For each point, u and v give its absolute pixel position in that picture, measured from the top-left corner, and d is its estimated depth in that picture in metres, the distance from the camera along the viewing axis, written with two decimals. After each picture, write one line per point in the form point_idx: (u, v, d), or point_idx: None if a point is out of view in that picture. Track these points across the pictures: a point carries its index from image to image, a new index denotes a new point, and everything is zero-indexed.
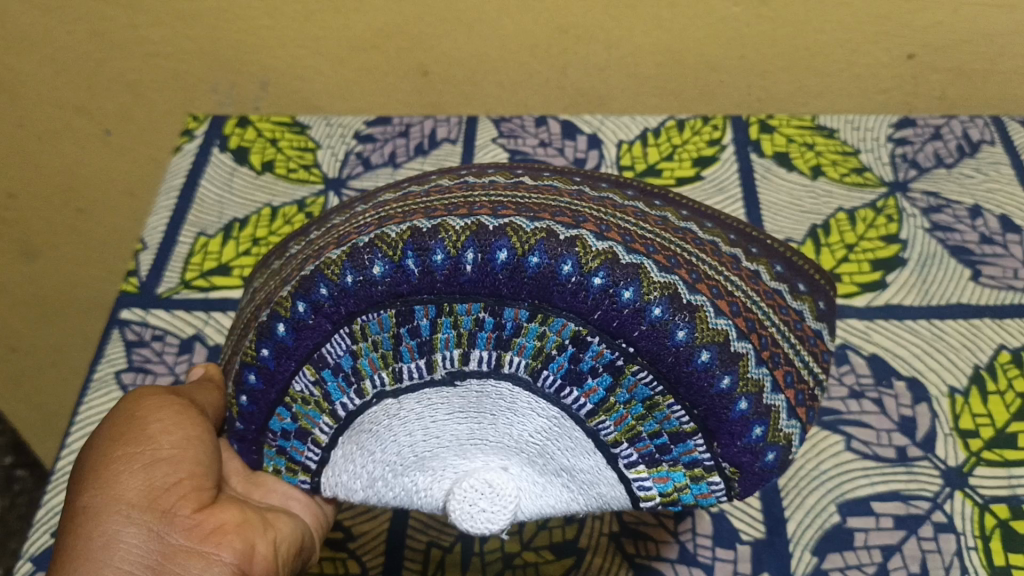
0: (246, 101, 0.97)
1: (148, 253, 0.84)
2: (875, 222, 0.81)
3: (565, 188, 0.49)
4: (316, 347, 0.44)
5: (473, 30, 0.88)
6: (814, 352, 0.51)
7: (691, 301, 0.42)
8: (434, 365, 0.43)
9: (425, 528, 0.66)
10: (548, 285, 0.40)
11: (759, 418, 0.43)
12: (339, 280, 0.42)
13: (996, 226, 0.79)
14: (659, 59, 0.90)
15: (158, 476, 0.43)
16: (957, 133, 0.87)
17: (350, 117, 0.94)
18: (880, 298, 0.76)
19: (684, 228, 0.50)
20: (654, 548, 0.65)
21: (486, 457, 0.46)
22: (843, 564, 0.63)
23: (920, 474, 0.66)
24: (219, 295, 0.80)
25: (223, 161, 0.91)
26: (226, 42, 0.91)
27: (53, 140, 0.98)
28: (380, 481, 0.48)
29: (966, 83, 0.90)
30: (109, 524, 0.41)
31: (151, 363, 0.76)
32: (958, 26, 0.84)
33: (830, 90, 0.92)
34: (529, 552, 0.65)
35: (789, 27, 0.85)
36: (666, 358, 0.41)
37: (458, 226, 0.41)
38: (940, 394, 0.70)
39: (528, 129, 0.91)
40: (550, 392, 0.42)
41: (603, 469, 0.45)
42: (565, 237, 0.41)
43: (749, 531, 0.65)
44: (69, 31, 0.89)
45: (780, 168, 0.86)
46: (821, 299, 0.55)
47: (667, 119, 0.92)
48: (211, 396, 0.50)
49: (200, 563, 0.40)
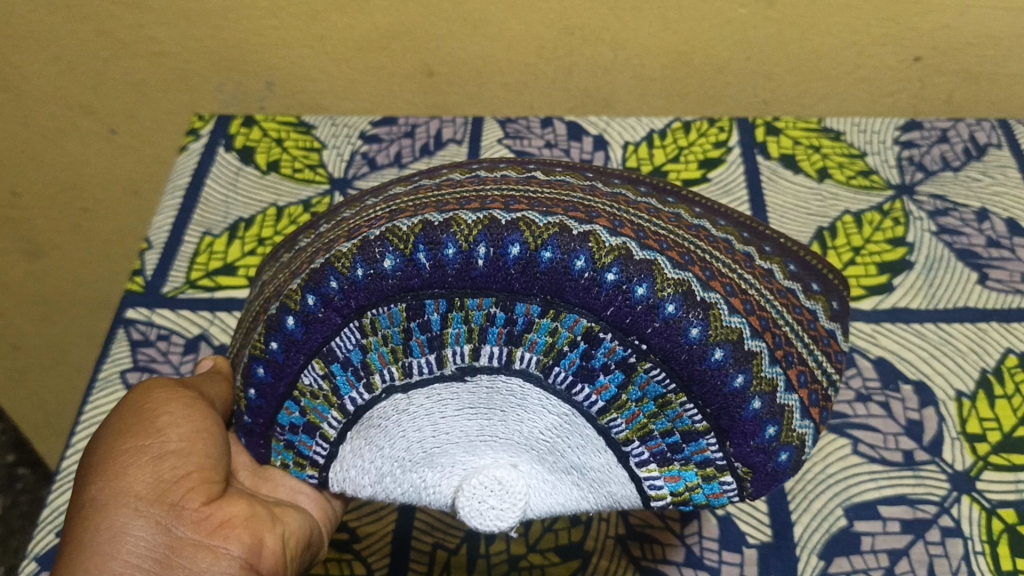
0: (250, 101, 0.97)
1: (154, 253, 0.84)
2: (882, 225, 0.80)
3: (577, 183, 0.49)
4: (325, 341, 0.43)
5: (479, 31, 0.88)
6: (827, 352, 0.51)
7: (705, 298, 0.41)
8: (445, 361, 0.43)
9: (431, 529, 0.66)
10: (561, 281, 0.40)
11: (772, 417, 0.43)
12: (349, 273, 0.42)
13: (1002, 230, 0.79)
14: (665, 60, 0.90)
15: (166, 469, 0.42)
16: (964, 137, 0.87)
17: (355, 118, 0.94)
18: (888, 301, 0.75)
19: (696, 225, 0.50)
20: (660, 552, 0.64)
21: (495, 453, 0.46)
22: (850, 569, 0.62)
23: (927, 479, 0.66)
24: (224, 295, 0.80)
25: (229, 161, 0.91)
26: (230, 42, 0.91)
27: (57, 138, 0.98)
28: (388, 477, 0.48)
29: (972, 86, 0.90)
30: (116, 517, 0.40)
31: (156, 363, 0.76)
32: (964, 30, 0.84)
33: (836, 93, 0.92)
34: (534, 554, 0.64)
35: (795, 30, 0.85)
36: (679, 355, 0.41)
37: (470, 220, 0.41)
38: (948, 397, 0.70)
39: (534, 130, 0.91)
40: (560, 389, 0.42)
41: (614, 468, 0.44)
42: (578, 232, 0.41)
43: (755, 534, 0.65)
44: (74, 30, 0.89)
45: (786, 170, 0.85)
46: (833, 299, 0.55)
47: (674, 121, 0.92)
48: (218, 389, 0.50)
49: (208, 557, 0.40)
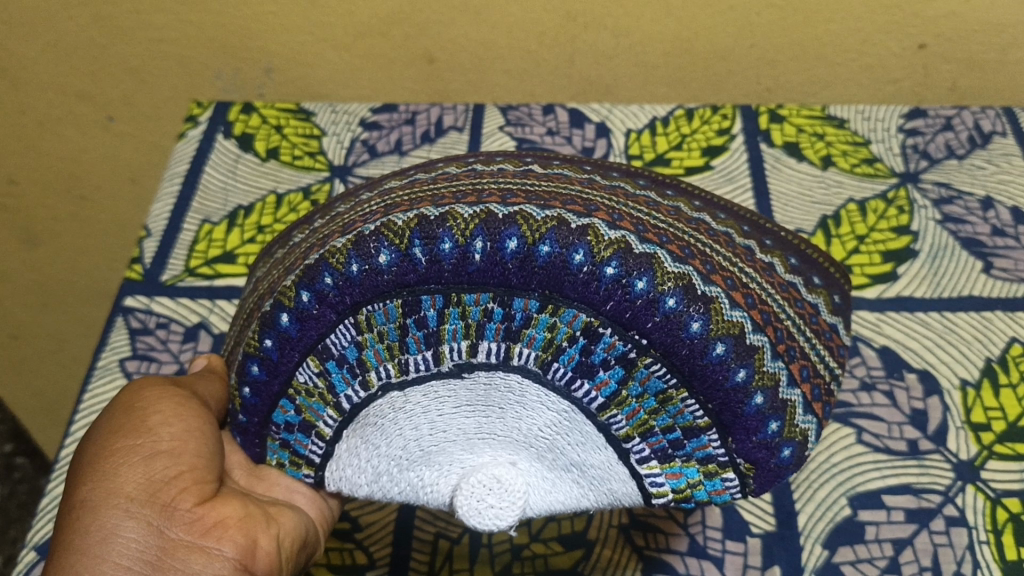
0: (248, 88, 0.96)
1: (152, 240, 0.83)
2: (886, 213, 0.79)
3: (575, 177, 0.48)
4: (320, 338, 0.43)
5: (480, 17, 0.87)
6: (829, 347, 0.50)
7: (706, 292, 0.41)
8: (442, 357, 0.42)
9: (433, 519, 0.66)
10: (559, 275, 0.40)
11: (775, 413, 0.43)
12: (344, 269, 0.41)
13: (1007, 218, 0.78)
14: (668, 47, 0.89)
15: (158, 469, 0.42)
16: (969, 124, 0.86)
17: (355, 104, 0.93)
18: (892, 289, 0.75)
19: (697, 219, 0.49)
20: (663, 541, 0.64)
21: (494, 451, 0.46)
22: (854, 558, 0.62)
23: (932, 468, 0.65)
24: (224, 282, 0.79)
25: (228, 148, 0.90)
26: (228, 29, 0.90)
27: (55, 125, 0.98)
28: (385, 476, 0.47)
29: (978, 73, 0.89)
30: (108, 518, 0.40)
31: (156, 351, 0.75)
32: (971, 17, 0.83)
33: (841, 80, 0.90)
34: (538, 544, 0.64)
35: (799, 17, 0.84)
36: (680, 351, 0.40)
37: (466, 214, 0.40)
38: (952, 386, 0.69)
39: (536, 117, 0.90)
40: (559, 385, 0.42)
41: (614, 465, 0.44)
42: (577, 226, 0.40)
43: (760, 524, 0.64)
44: (71, 16, 0.88)
45: (790, 158, 0.84)
46: (835, 294, 0.54)
47: (676, 109, 0.91)
48: (212, 386, 0.50)
49: (201, 558, 0.40)
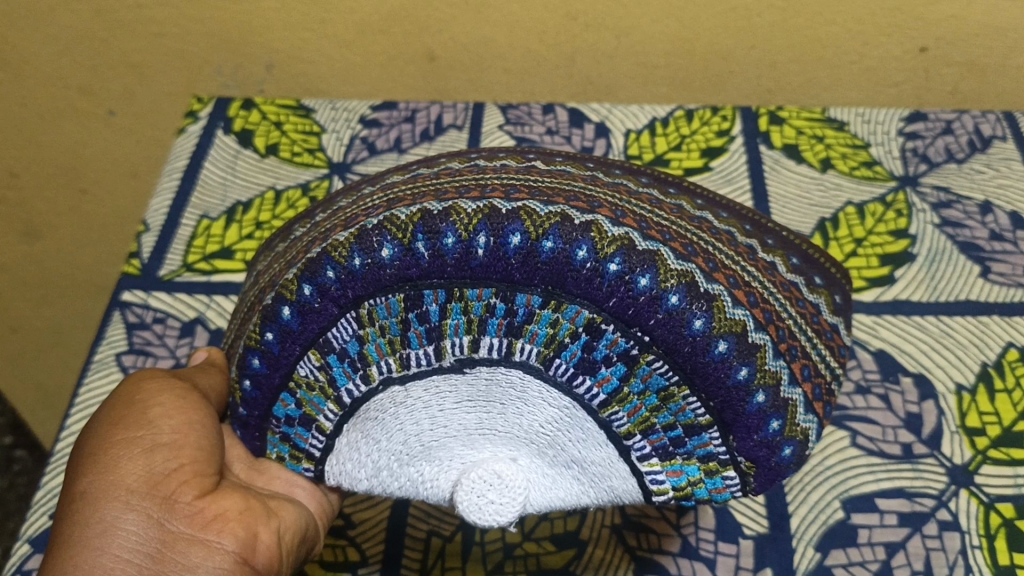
0: (248, 83, 0.96)
1: (150, 235, 0.83)
2: (885, 217, 0.80)
3: (578, 173, 0.48)
4: (322, 331, 0.43)
5: (481, 15, 0.87)
6: (830, 346, 0.50)
7: (708, 289, 0.41)
8: (443, 353, 0.42)
9: (426, 517, 0.66)
10: (562, 271, 0.40)
11: (776, 412, 0.43)
12: (347, 263, 0.41)
13: (1006, 223, 0.79)
14: (668, 48, 0.89)
15: (158, 461, 0.42)
16: (968, 128, 0.86)
17: (355, 102, 0.93)
18: (889, 293, 0.75)
19: (698, 217, 0.49)
20: (655, 541, 0.64)
21: (495, 447, 0.46)
22: (846, 561, 0.62)
23: (926, 472, 0.66)
24: (221, 278, 0.79)
25: (227, 144, 0.90)
26: (229, 23, 0.90)
27: (54, 119, 0.98)
28: (385, 471, 0.47)
29: (978, 78, 0.89)
30: (108, 511, 0.40)
31: (151, 346, 0.75)
32: (971, 20, 0.83)
33: (842, 82, 0.91)
34: (530, 542, 0.64)
35: (800, 18, 0.85)
36: (682, 348, 0.40)
37: (470, 209, 0.41)
38: (948, 390, 0.69)
39: (536, 116, 0.90)
40: (561, 381, 0.42)
41: (615, 462, 0.44)
42: (580, 222, 0.40)
43: (752, 526, 0.64)
44: (73, 8, 0.88)
45: (789, 160, 0.85)
46: (836, 293, 0.55)
47: (676, 110, 0.91)
48: (212, 380, 0.50)
49: (201, 551, 0.40)
